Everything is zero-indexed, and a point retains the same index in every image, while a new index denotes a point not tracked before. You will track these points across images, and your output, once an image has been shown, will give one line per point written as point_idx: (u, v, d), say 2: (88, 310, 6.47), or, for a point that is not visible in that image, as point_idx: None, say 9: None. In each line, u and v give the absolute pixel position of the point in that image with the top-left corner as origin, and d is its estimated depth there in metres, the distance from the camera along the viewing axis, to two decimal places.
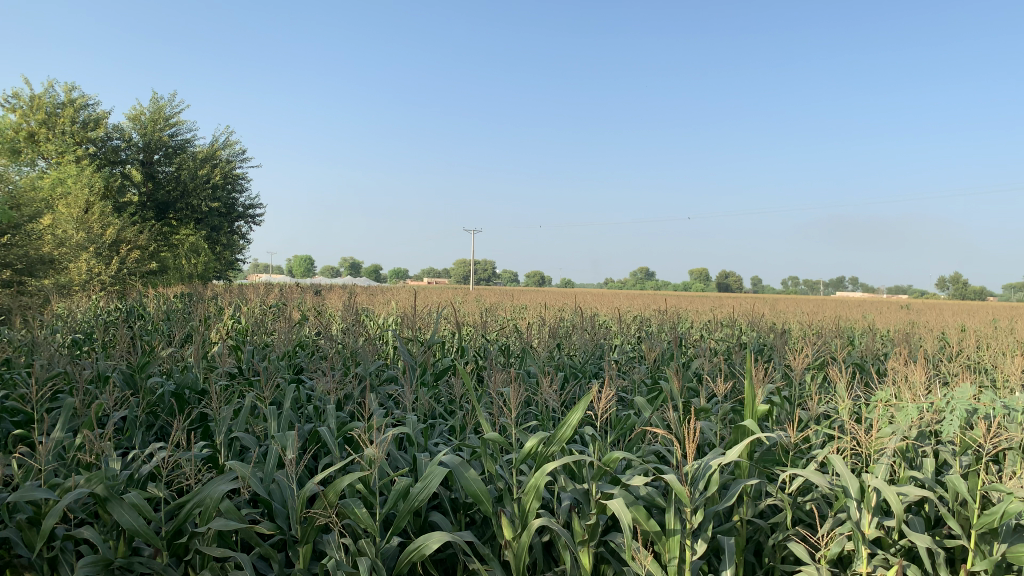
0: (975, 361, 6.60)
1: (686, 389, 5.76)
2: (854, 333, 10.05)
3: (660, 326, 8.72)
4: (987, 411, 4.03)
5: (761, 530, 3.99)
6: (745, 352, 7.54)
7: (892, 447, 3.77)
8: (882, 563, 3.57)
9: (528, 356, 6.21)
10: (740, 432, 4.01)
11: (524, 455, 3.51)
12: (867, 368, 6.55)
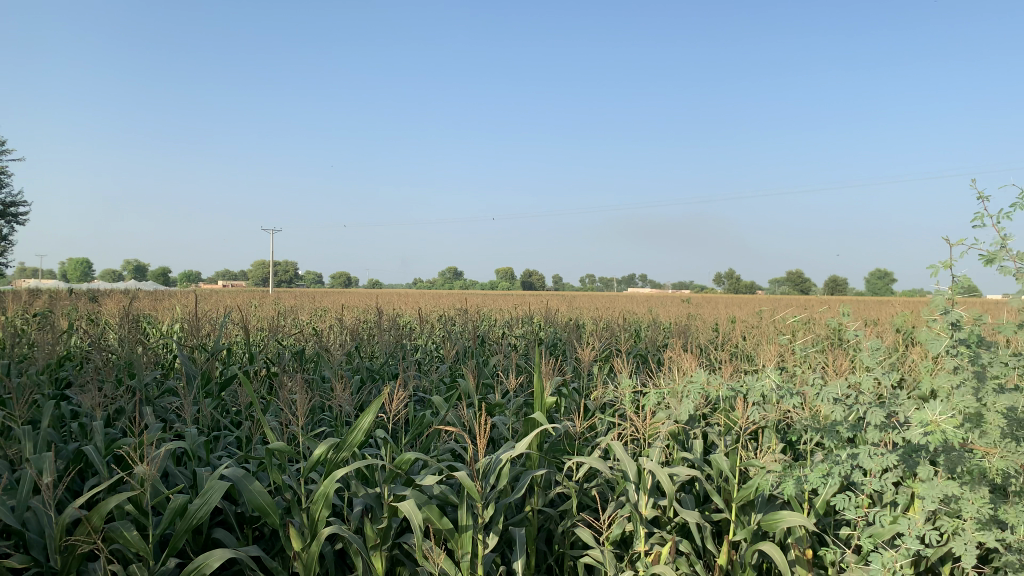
0: (739, 349, 7.27)
1: (482, 386, 5.86)
2: (639, 326, 10.74)
3: (459, 324, 8.85)
4: (731, 391, 4.41)
5: (551, 518, 4.16)
6: (539, 348, 7.83)
7: (665, 431, 4.07)
8: (658, 541, 3.84)
9: (323, 360, 6.07)
10: (529, 425, 4.14)
11: (312, 463, 3.39)
12: (647, 359, 7.01)
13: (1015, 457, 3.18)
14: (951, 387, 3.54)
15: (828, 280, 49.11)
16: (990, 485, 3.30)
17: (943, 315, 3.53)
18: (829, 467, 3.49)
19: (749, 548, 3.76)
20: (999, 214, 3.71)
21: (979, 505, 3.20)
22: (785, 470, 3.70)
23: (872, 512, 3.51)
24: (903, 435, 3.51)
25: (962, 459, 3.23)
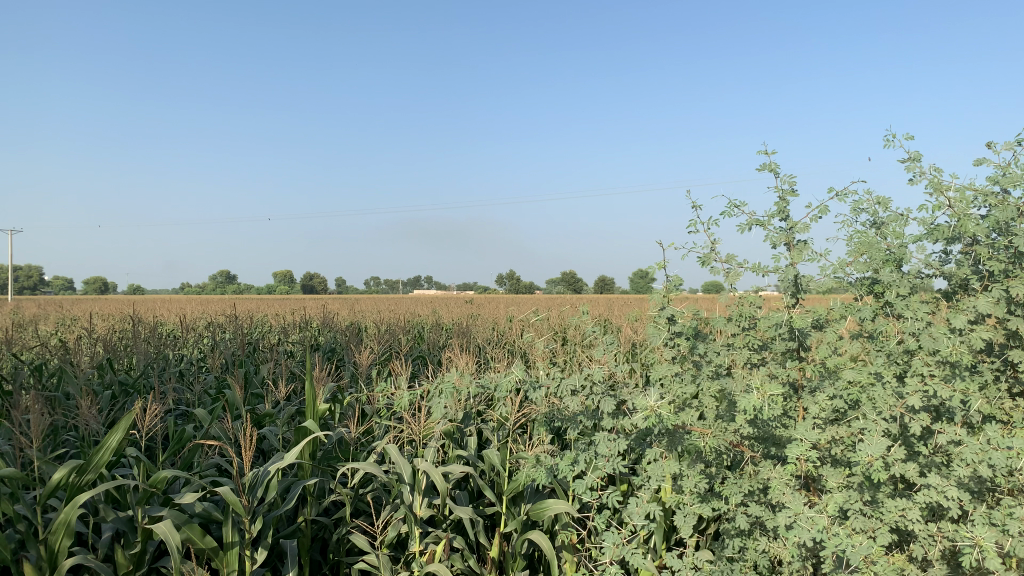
0: (514, 347, 7.52)
1: (251, 396, 5.58)
2: (421, 327, 10.80)
3: (230, 331, 8.39)
4: (479, 388, 4.57)
5: (326, 528, 4.07)
6: (316, 353, 7.63)
7: (438, 430, 4.10)
8: (433, 539, 3.90)
9: (68, 375, 5.50)
10: (301, 433, 4.00)
11: (50, 489, 3.06)
12: (426, 360, 7.06)
13: (723, 435, 3.68)
14: (672, 376, 3.86)
15: (599, 282, 52.38)
16: (702, 462, 3.78)
17: (658, 311, 3.91)
18: (574, 455, 3.77)
19: (518, 538, 3.95)
20: (709, 222, 4.22)
21: (694, 480, 3.66)
22: (537, 462, 3.91)
23: (608, 496, 3.81)
24: (633, 422, 3.87)
25: (680, 439, 3.69)
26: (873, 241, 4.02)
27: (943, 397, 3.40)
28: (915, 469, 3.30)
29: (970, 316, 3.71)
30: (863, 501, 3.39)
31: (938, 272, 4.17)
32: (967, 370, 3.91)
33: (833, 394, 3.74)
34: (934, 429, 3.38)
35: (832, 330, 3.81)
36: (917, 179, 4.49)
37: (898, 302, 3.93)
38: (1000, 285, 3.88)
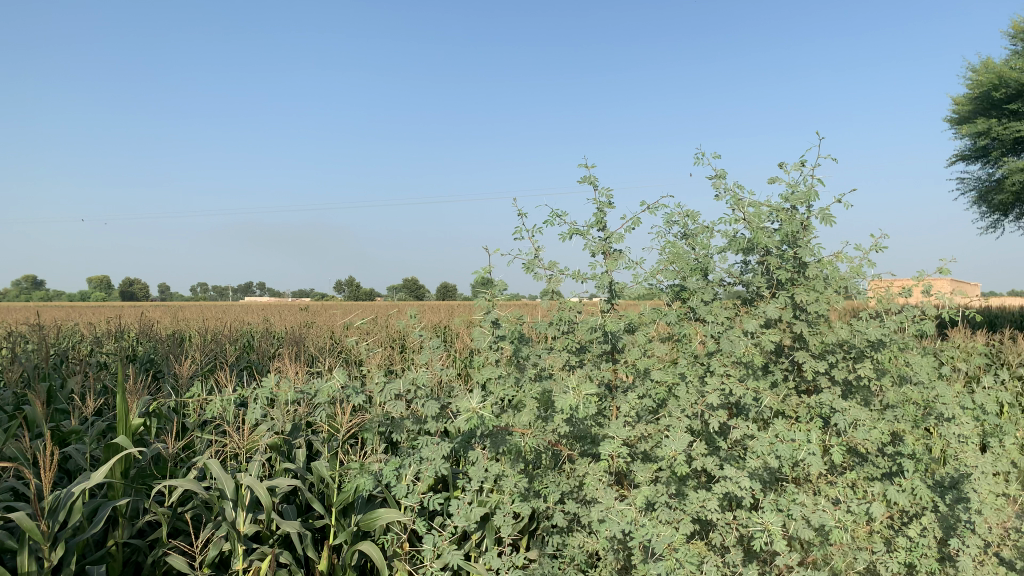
0: (348, 355, 7.36)
1: (55, 413, 5.12)
2: (250, 337, 10.33)
3: (33, 342, 7.65)
4: (297, 393, 4.38)
5: (140, 550, 3.81)
6: (132, 365, 7.11)
7: (263, 443, 3.95)
8: (258, 557, 3.75)
9: None
10: (111, 450, 3.72)
11: None
12: (255, 370, 6.76)
13: (541, 435, 3.87)
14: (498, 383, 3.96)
15: (439, 291, 52.45)
16: (520, 462, 3.93)
17: (483, 314, 4.07)
18: (400, 462, 3.79)
19: (348, 550, 3.90)
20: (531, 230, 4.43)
21: (514, 480, 3.79)
22: (363, 470, 3.87)
23: (431, 499, 3.85)
24: (457, 427, 3.95)
25: (503, 440, 3.84)
26: (683, 252, 4.37)
27: (737, 395, 3.68)
28: (713, 461, 3.57)
29: (761, 320, 4.04)
30: (668, 493, 3.63)
31: (737, 280, 4.49)
32: (760, 370, 4.26)
33: (642, 394, 3.98)
34: (729, 424, 3.66)
35: (643, 334, 4.12)
36: (717, 194, 4.78)
37: (701, 308, 4.27)
38: (787, 291, 4.24)
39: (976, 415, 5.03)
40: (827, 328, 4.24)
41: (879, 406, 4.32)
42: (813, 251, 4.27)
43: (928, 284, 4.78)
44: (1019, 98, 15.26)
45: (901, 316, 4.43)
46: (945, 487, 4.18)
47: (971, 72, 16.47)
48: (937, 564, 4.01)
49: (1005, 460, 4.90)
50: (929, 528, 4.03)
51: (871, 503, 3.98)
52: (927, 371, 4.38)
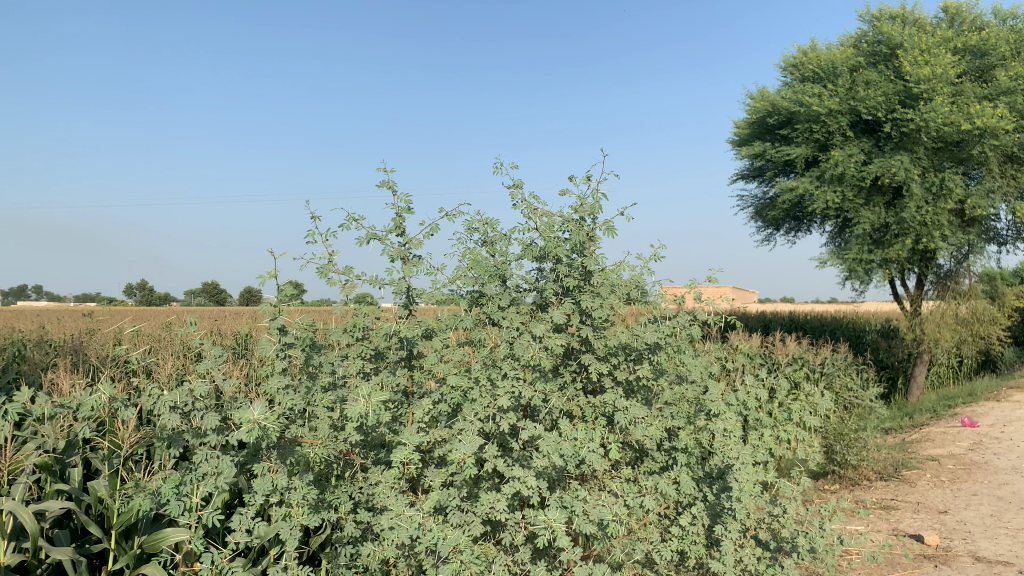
0: (132, 364, 6.82)
1: None
2: (20, 346, 9.30)
3: None
4: (60, 412, 3.99)
5: None
6: None
7: (28, 462, 3.59)
8: None
9: None
10: None
11: None
12: (22, 382, 6.10)
13: (333, 445, 3.85)
14: (288, 392, 3.86)
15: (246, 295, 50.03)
16: (310, 474, 3.89)
17: (268, 322, 3.98)
18: (182, 477, 3.59)
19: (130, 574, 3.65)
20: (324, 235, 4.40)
21: (303, 492, 3.75)
22: (141, 488, 3.64)
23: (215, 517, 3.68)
24: (245, 440, 3.81)
25: (291, 451, 3.78)
26: (479, 259, 4.46)
27: (527, 397, 3.83)
28: (503, 464, 3.70)
29: (548, 325, 4.21)
30: (461, 497, 3.76)
31: (532, 287, 4.64)
32: (550, 373, 4.46)
33: (437, 399, 4.04)
34: (517, 427, 3.83)
35: (437, 340, 4.20)
36: (511, 198, 4.83)
37: (497, 314, 4.38)
38: (573, 298, 4.46)
39: (743, 411, 5.51)
40: (611, 332, 4.47)
41: (658, 405, 4.64)
42: (598, 261, 4.49)
43: (699, 291, 5.10)
44: (787, 125, 17.07)
45: (676, 322, 4.76)
46: (713, 478, 4.56)
47: (749, 98, 18.05)
48: (705, 549, 4.37)
49: (765, 451, 5.44)
50: (699, 517, 4.40)
51: (647, 496, 4.28)
52: (700, 370, 4.74)
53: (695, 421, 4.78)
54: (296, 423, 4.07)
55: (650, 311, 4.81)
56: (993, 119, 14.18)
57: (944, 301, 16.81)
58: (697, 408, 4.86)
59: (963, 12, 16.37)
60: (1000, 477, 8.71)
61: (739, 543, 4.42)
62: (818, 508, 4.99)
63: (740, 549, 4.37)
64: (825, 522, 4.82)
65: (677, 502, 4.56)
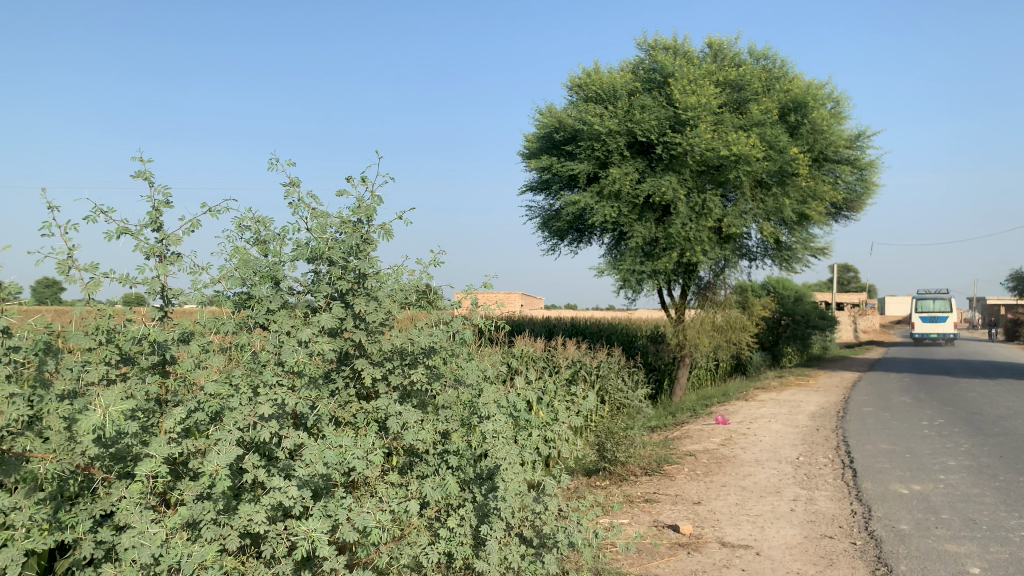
0: None
1: None
2: None
3: None
4: None
5: None
6: None
7: None
8: None
9: None
10: None
11: None
12: None
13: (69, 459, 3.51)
14: (14, 404, 3.43)
15: None
16: (43, 491, 3.54)
17: None
18: None
19: None
20: (66, 225, 3.97)
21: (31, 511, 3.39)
22: None
23: None
24: None
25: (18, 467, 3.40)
26: (248, 259, 4.25)
27: (291, 404, 3.72)
28: (265, 473, 3.60)
29: (317, 329, 4.11)
30: (217, 510, 3.60)
31: (306, 289, 4.49)
32: (321, 379, 4.37)
33: (193, 407, 3.80)
34: (282, 435, 3.73)
35: (195, 345, 3.94)
36: (287, 196, 4.64)
37: (265, 317, 4.20)
38: (346, 302, 4.37)
39: (515, 414, 5.69)
40: (384, 337, 4.44)
41: (430, 409, 4.69)
42: (373, 264, 4.43)
43: (474, 297, 5.16)
44: (571, 141, 17.96)
45: (451, 326, 4.82)
46: (482, 479, 4.69)
47: (538, 113, 18.76)
48: (472, 550, 4.49)
49: (533, 452, 5.65)
50: (466, 518, 4.51)
51: (416, 500, 4.32)
52: (475, 374, 4.85)
53: (467, 425, 4.88)
54: (28, 435, 3.65)
55: (425, 316, 4.83)
56: (746, 148, 15.88)
57: (704, 310, 18.47)
58: (471, 412, 4.97)
59: (724, 49, 18.07)
60: (744, 469, 9.70)
61: (505, 541, 4.59)
62: (580, 503, 5.29)
63: (505, 546, 4.53)
64: (586, 517, 5.14)
65: (446, 504, 4.64)
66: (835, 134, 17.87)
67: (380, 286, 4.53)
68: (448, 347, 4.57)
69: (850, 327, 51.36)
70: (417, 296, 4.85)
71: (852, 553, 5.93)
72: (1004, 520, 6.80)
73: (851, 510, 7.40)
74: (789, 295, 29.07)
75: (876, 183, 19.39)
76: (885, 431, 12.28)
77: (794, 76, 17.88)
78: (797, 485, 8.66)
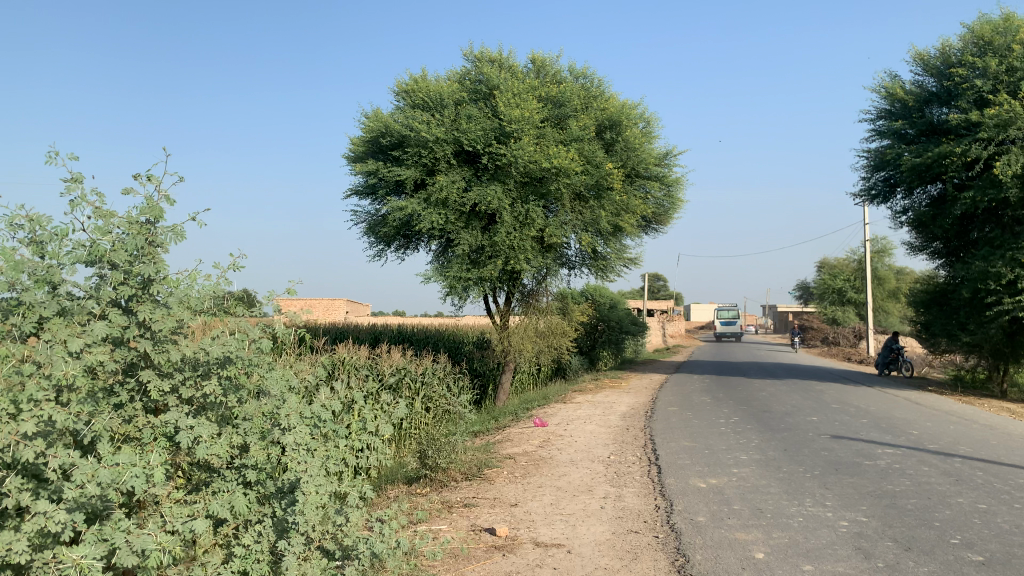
0: None
1: None
2: None
3: None
4: None
5: None
6: None
7: None
8: None
9: None
10: None
11: None
12: None
13: None
14: None
15: None
16: None
17: None
18: None
19: None
20: None
21: None
22: None
23: None
24: None
25: None
26: (16, 262, 3.86)
27: (59, 421, 3.42)
28: (30, 497, 3.29)
29: (93, 339, 3.81)
30: None
31: (86, 295, 4.13)
32: (102, 393, 4.06)
33: None
34: (50, 455, 3.42)
35: None
36: (65, 192, 4.25)
37: (36, 325, 3.84)
38: (131, 309, 4.08)
39: (319, 423, 5.56)
40: (174, 346, 4.20)
41: (227, 421, 4.48)
42: (161, 269, 4.16)
43: (277, 305, 4.99)
44: (398, 147, 17.83)
45: (250, 334, 4.63)
46: (282, 493, 4.54)
47: (364, 117, 18.42)
48: (268, 567, 4.34)
49: (336, 464, 5.54)
50: (264, 534, 4.35)
51: (205, 518, 4.11)
52: (278, 385, 4.71)
53: (267, 437, 4.72)
54: None
55: (220, 325, 4.61)
56: (566, 161, 16.56)
57: (527, 316, 18.96)
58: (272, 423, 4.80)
59: (546, 65, 18.67)
60: (559, 469, 10.04)
61: (305, 557, 4.45)
62: (387, 512, 5.26)
63: (305, 561, 4.41)
64: (392, 526, 5.10)
65: (243, 520, 4.46)
66: (646, 152, 19.00)
67: (170, 293, 4.26)
68: (245, 358, 4.44)
69: (661, 332, 54.67)
70: (214, 303, 4.61)
71: (654, 546, 6.30)
72: (785, 508, 7.49)
73: (655, 505, 7.87)
74: (606, 301, 30.51)
75: (681, 199, 20.79)
76: (688, 430, 13.15)
77: (609, 95, 18.78)
78: (608, 484, 9.08)
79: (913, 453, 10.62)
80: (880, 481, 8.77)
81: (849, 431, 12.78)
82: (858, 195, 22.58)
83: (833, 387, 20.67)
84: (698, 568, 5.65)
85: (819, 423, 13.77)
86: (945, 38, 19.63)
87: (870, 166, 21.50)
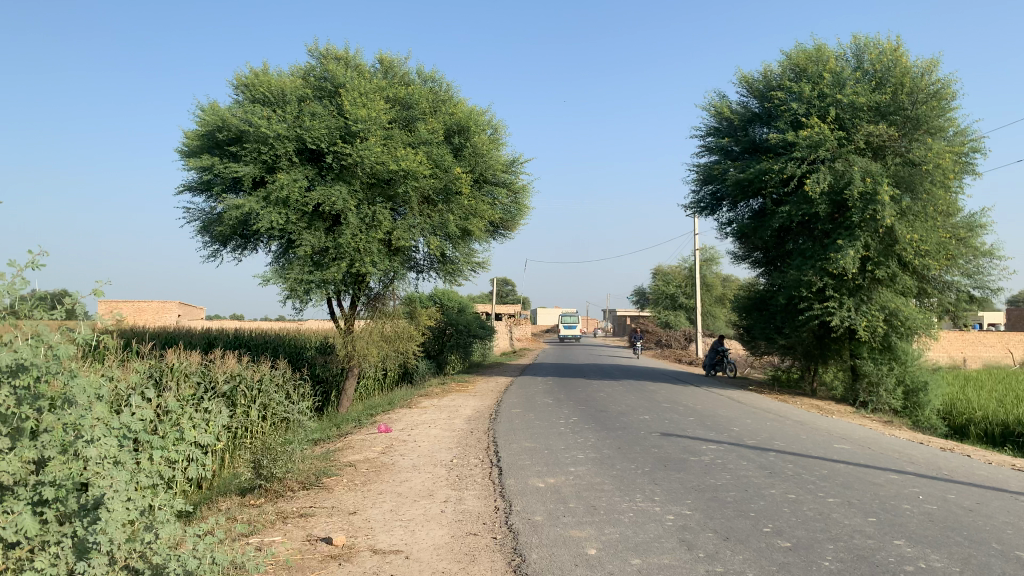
0: None
1: None
2: None
3: None
4: None
5: None
6: None
7: None
8: None
9: None
10: None
11: None
12: None
13: None
14: None
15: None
16: None
17: None
18: None
19: None
20: None
21: None
22: None
23: None
24: None
25: None
26: None
27: None
28: None
29: None
30: None
31: None
32: None
33: None
34: None
35: None
36: None
37: None
38: None
39: (130, 435, 5.21)
40: None
41: (19, 434, 4.11)
42: None
43: (84, 307, 4.59)
44: (236, 142, 17.05)
45: (47, 339, 4.27)
46: (85, 510, 4.22)
47: (199, 109, 17.47)
48: None
49: (148, 478, 5.22)
50: (61, 555, 4.03)
51: None
52: (81, 394, 4.37)
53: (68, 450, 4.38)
54: None
55: (10, 329, 4.20)
56: (414, 164, 16.50)
57: (373, 320, 18.66)
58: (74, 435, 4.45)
59: (394, 67, 18.52)
60: (400, 475, 9.95)
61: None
62: (205, 527, 5.01)
63: None
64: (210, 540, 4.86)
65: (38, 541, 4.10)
66: (494, 159, 19.25)
67: None
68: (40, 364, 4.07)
69: (507, 336, 55.52)
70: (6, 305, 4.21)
71: (492, 547, 6.37)
72: (617, 504, 7.81)
73: (494, 507, 7.96)
74: (453, 305, 30.59)
75: (527, 206, 21.21)
76: (529, 431, 13.42)
77: (457, 100, 18.88)
78: (449, 488, 9.10)
79: (734, 448, 11.38)
80: (704, 475, 9.34)
81: (678, 429, 13.51)
82: (689, 207, 23.95)
83: (665, 387, 21.80)
84: (533, 567, 5.77)
85: (652, 421, 14.47)
86: (766, 64, 21.22)
87: (699, 179, 22.86)
